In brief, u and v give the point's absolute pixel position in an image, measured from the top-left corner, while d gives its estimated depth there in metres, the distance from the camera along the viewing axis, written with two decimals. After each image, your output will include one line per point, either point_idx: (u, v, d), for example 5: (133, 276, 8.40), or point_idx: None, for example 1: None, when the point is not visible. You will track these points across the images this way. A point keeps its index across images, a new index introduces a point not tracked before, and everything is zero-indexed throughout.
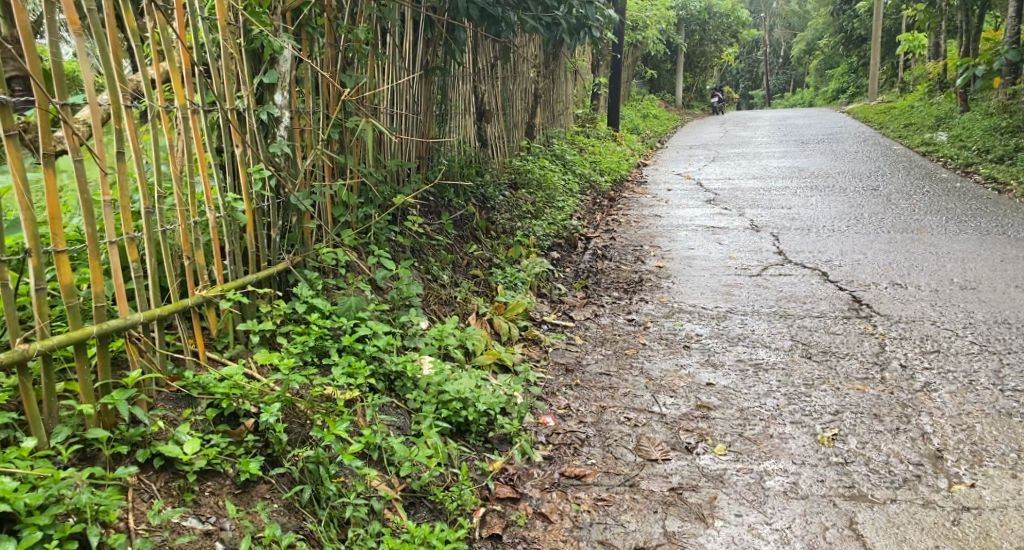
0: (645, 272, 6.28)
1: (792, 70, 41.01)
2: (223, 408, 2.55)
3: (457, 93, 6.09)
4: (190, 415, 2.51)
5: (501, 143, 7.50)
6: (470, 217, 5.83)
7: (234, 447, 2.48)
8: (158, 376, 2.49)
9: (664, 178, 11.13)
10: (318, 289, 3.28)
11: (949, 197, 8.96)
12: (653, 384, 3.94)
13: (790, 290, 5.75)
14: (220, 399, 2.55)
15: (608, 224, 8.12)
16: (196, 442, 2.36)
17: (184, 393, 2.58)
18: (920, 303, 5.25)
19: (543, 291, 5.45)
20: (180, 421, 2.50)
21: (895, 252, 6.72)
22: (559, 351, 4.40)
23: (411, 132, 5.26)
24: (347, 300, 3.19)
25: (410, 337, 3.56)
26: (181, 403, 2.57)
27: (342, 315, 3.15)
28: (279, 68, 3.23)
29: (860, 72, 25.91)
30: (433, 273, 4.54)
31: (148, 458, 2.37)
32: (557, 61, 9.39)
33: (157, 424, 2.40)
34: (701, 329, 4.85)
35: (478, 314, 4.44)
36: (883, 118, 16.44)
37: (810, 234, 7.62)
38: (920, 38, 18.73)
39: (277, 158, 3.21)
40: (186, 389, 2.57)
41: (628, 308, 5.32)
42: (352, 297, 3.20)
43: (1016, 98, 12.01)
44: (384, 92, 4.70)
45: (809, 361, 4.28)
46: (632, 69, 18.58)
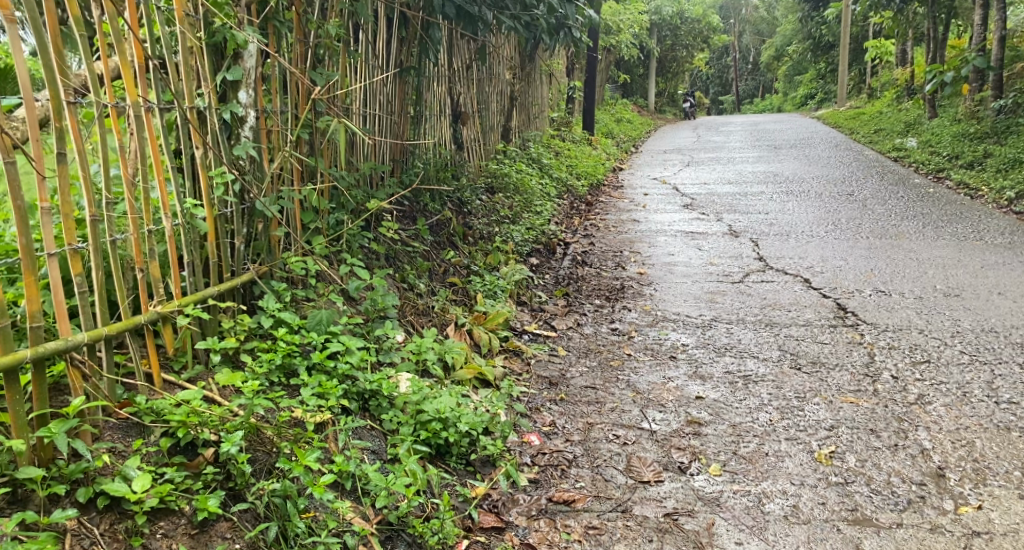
0: (626, 279, 6.11)
1: (761, 76, 41.30)
2: (179, 437, 2.33)
3: (432, 93, 5.90)
4: (140, 446, 2.29)
5: (477, 146, 7.31)
6: (447, 222, 5.63)
7: (191, 481, 2.26)
8: (104, 403, 2.26)
9: (640, 182, 11.00)
10: (285, 301, 3.06)
11: (924, 202, 8.91)
12: (641, 398, 3.76)
13: (775, 297, 5.61)
14: (176, 427, 2.33)
15: (586, 229, 7.96)
16: (146, 479, 2.15)
17: (135, 421, 2.36)
18: (906, 310, 5.13)
19: (523, 299, 5.26)
20: (128, 453, 2.28)
21: (876, 258, 6.62)
22: (542, 363, 4.21)
23: (385, 134, 5.06)
24: (318, 313, 2.98)
25: (386, 351, 3.35)
26: (132, 431, 2.35)
27: (313, 330, 2.94)
28: (242, 64, 2.99)
29: (827, 79, 26.06)
30: (410, 282, 4.34)
31: (90, 498, 2.15)
32: (532, 64, 9.23)
33: (101, 460, 2.18)
34: (688, 338, 4.69)
35: (457, 325, 4.23)
36: (853, 123, 16.49)
37: (789, 239, 7.51)
38: (888, 45, 18.85)
39: (241, 161, 2.99)
40: (138, 416, 2.35)
41: (610, 317, 5.15)
42: (323, 310, 3.00)
43: (984, 104, 12.05)
44: (356, 91, 4.49)
45: (799, 374, 4.09)
46: (605, 74, 18.49)
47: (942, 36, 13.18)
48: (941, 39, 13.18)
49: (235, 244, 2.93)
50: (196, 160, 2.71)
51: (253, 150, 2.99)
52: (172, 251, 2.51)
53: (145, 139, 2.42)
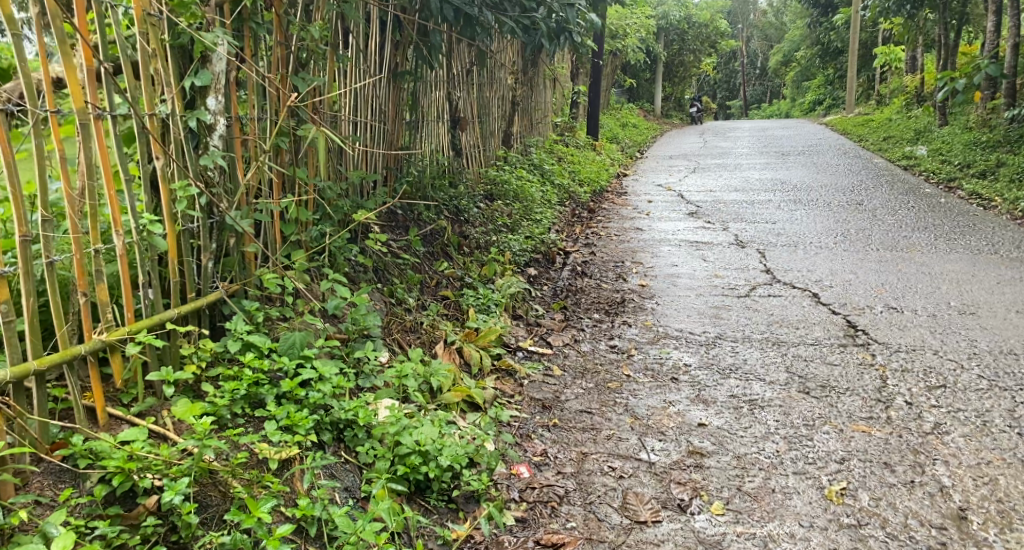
0: (627, 291, 5.89)
1: (769, 82, 41.01)
2: (116, 486, 2.12)
3: (428, 98, 5.69)
4: (70, 497, 2.10)
5: (476, 152, 7.10)
6: (441, 232, 5.42)
7: (126, 536, 2.05)
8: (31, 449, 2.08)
9: (644, 189, 10.77)
10: (257, 322, 2.85)
11: (935, 213, 8.68)
12: (640, 425, 3.55)
13: (782, 313, 5.39)
14: (113, 474, 2.12)
15: (587, 238, 7.74)
16: (69, 538, 1.92)
17: (70, 465, 2.17)
18: (919, 329, 4.90)
19: (518, 312, 5.05)
20: (56, 505, 2.09)
21: (886, 272, 6.40)
22: (535, 384, 3.99)
23: (377, 141, 4.84)
24: (291, 336, 2.77)
25: (366, 376, 3.12)
26: (66, 476, 2.16)
27: (285, 355, 2.73)
28: (211, 68, 2.77)
29: (836, 84, 25.79)
30: (398, 296, 4.12)
31: None
32: (535, 68, 9.01)
33: (18, 517, 1.97)
34: (690, 358, 4.48)
35: (446, 342, 4.01)
36: (862, 130, 16.24)
37: (797, 250, 7.28)
38: (897, 52, 18.60)
39: (210, 172, 2.79)
40: (73, 460, 2.16)
41: (610, 333, 4.92)
42: (296, 332, 2.78)
43: (997, 112, 11.79)
44: (345, 96, 4.27)
45: (808, 398, 3.85)
46: (611, 78, 18.26)
47: (954, 42, 12.92)
48: (953, 46, 12.91)
49: (201, 262, 2.73)
50: (156, 170, 2.53)
51: (223, 161, 2.78)
52: (122, 271, 2.33)
53: (91, 150, 2.24)
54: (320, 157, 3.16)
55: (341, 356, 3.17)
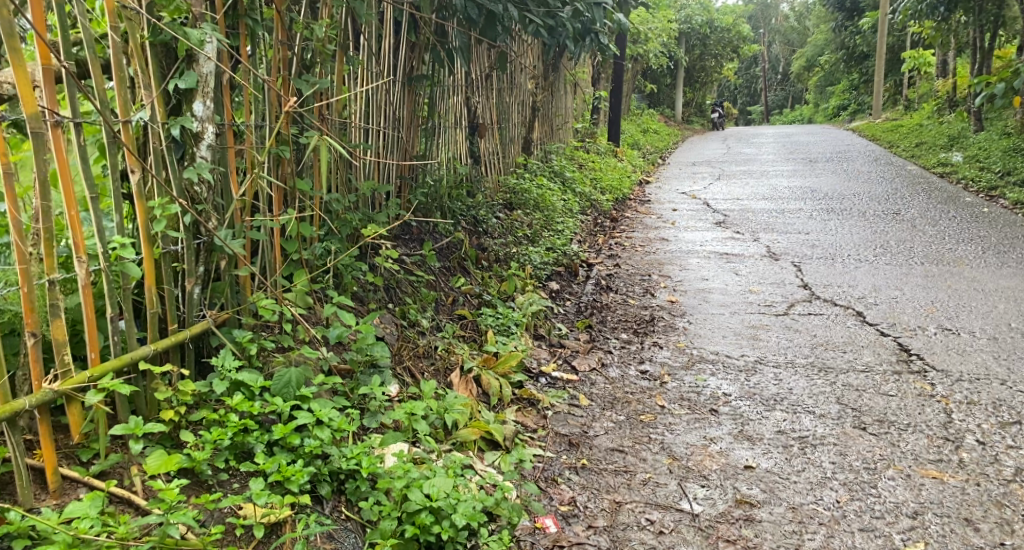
0: (655, 308, 5.52)
1: (791, 87, 40.44)
2: None
3: (446, 103, 5.33)
4: None
5: (495, 160, 6.76)
6: (459, 245, 5.07)
7: None
8: None
9: (668, 196, 10.39)
10: (249, 357, 2.48)
11: (979, 223, 8.27)
12: (678, 466, 3.19)
13: (825, 335, 5.01)
14: None
15: (611, 249, 7.36)
16: None
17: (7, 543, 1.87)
18: (980, 354, 4.61)
19: (540, 332, 4.70)
20: None
21: (935, 288, 6.00)
22: (560, 416, 3.61)
23: (390, 149, 4.50)
24: (286, 373, 2.39)
25: (372, 414, 2.75)
26: None
27: (279, 395, 2.37)
28: (198, 69, 2.36)
29: (861, 89, 25.29)
30: (411, 319, 3.77)
31: None
32: (556, 71, 8.65)
33: None
34: (729, 386, 4.11)
35: (463, 370, 3.64)
36: (892, 135, 15.79)
37: (836, 263, 6.89)
38: (926, 56, 18.15)
39: (196, 188, 2.42)
40: (12, 536, 1.86)
41: (639, 356, 4.55)
42: (292, 368, 2.42)
43: None
44: (356, 101, 3.93)
45: (865, 436, 3.53)
46: (631, 83, 17.84)
47: (990, 45, 12.36)
48: (989, 50, 12.46)
49: (185, 288, 2.36)
50: (131, 186, 2.16)
51: (212, 175, 2.41)
52: (85, 306, 1.99)
53: (47, 160, 1.91)
54: (325, 171, 2.79)
55: (345, 391, 2.80)
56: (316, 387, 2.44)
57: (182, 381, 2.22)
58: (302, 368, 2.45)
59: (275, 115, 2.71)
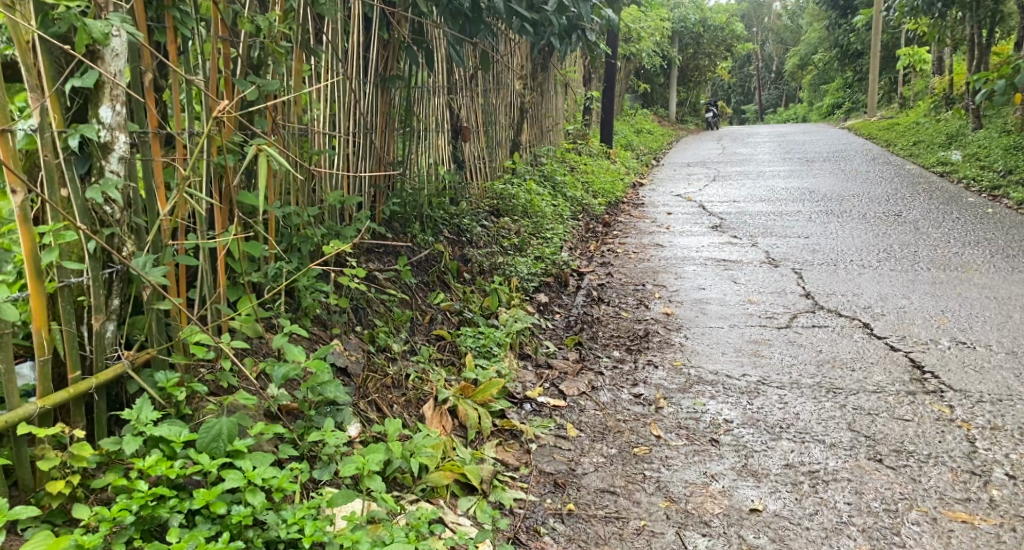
0: (649, 322, 5.17)
1: (785, 86, 40.18)
2: None
3: (424, 105, 4.96)
4: None
5: (481, 164, 6.41)
6: (438, 257, 4.72)
7: None
8: None
9: (663, 199, 10.05)
10: (171, 404, 2.18)
11: (984, 225, 7.95)
12: (676, 510, 2.86)
13: (832, 351, 4.66)
14: None
15: (604, 256, 7.01)
16: None
17: None
18: (999, 372, 4.28)
19: (525, 351, 4.35)
20: None
21: (944, 297, 5.67)
22: (545, 451, 3.26)
23: (361, 159, 4.02)
24: (212, 425, 2.06)
25: (324, 463, 2.38)
26: None
27: (206, 450, 2.03)
28: (104, 67, 2.05)
29: (855, 87, 25.03)
30: (380, 343, 3.41)
31: None
32: (546, 71, 8.30)
33: None
34: (731, 412, 3.76)
35: (437, 401, 3.26)
36: (888, 134, 15.50)
37: (838, 270, 6.54)
38: (921, 53, 17.84)
39: (104, 208, 2.11)
40: None
41: (633, 377, 4.19)
42: (223, 417, 2.08)
43: None
44: (318, 104, 3.49)
45: (883, 471, 3.24)
46: (625, 83, 17.50)
47: (988, 41, 11.97)
48: (987, 46, 12.18)
49: (92, 327, 2.07)
50: (16, 208, 1.89)
51: (123, 194, 2.12)
52: None
53: None
54: (268, 188, 2.41)
55: (292, 438, 2.43)
56: (253, 438, 2.10)
57: (75, 446, 1.96)
58: (236, 416, 2.11)
59: (208, 122, 2.34)
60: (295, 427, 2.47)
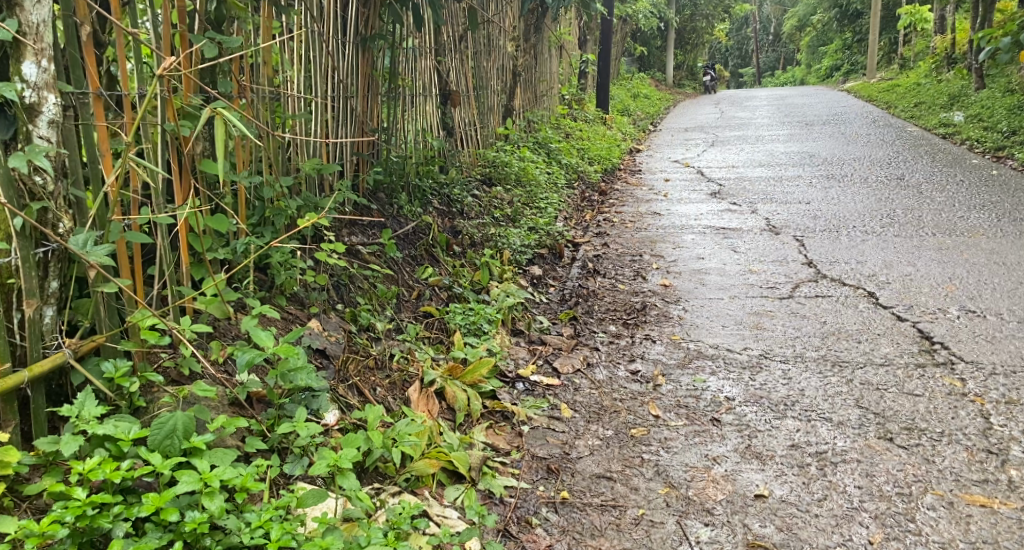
0: (647, 293, 4.99)
1: (783, 49, 39.72)
2: None
3: (410, 68, 4.73)
4: None
5: (472, 130, 6.19)
6: (426, 230, 4.52)
7: None
8: None
9: (660, 165, 9.83)
10: (118, 396, 2.08)
11: (989, 187, 7.75)
12: (677, 498, 2.69)
13: (837, 322, 4.48)
14: None
15: (600, 226, 6.82)
16: None
17: None
18: (1012, 341, 4.12)
19: (518, 328, 4.19)
20: None
21: (952, 263, 5.48)
22: (538, 433, 3.09)
23: (342, 126, 3.81)
24: (165, 421, 1.95)
25: (296, 456, 2.21)
26: None
27: (159, 448, 1.93)
28: (24, 18, 1.94)
29: (853, 49, 24.68)
30: (362, 322, 3.21)
31: None
32: (539, 33, 8.02)
33: None
34: (733, 388, 3.59)
35: (424, 383, 3.07)
36: (886, 96, 15.26)
37: (841, 237, 6.34)
38: (921, 12, 17.51)
39: (34, 179, 1.97)
40: None
41: (630, 352, 4.02)
42: (178, 412, 1.97)
43: None
44: (291, 67, 3.27)
45: (895, 451, 3.07)
46: (621, 46, 17.18)
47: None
48: (990, 4, 11.91)
49: (24, 313, 1.95)
50: None
51: (53, 161, 1.99)
52: None
53: None
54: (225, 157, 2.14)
55: (262, 429, 2.25)
56: (212, 435, 2.00)
57: (1, 451, 1.85)
58: (192, 410, 2.01)
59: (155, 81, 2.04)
60: (264, 418, 2.29)
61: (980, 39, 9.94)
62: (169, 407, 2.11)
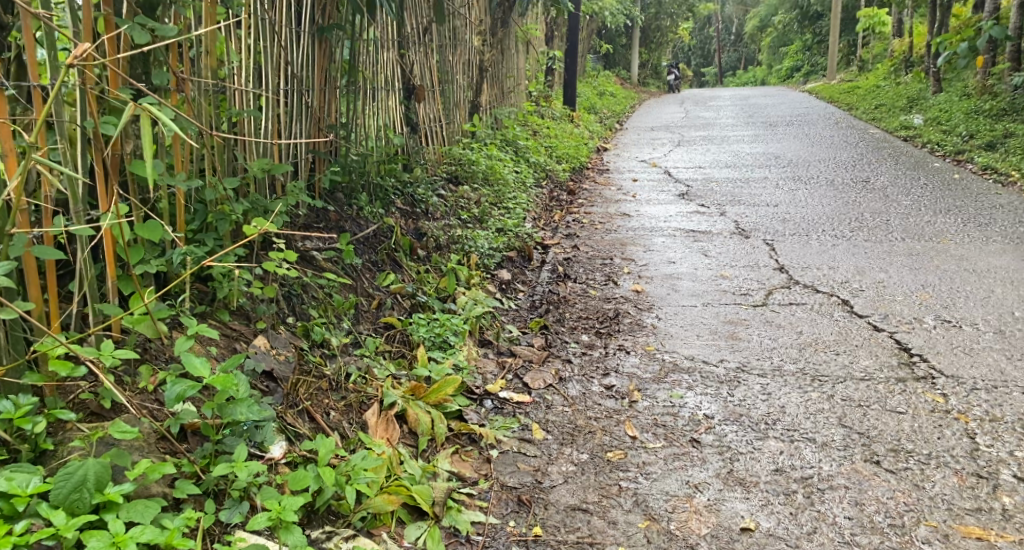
0: (619, 300, 4.81)
1: (745, 49, 39.95)
2: None
3: (371, 61, 4.48)
4: None
5: (437, 127, 5.95)
6: (388, 233, 4.27)
7: None
8: None
9: (628, 165, 9.68)
10: (19, 439, 1.92)
11: (953, 191, 7.70)
12: (657, 532, 2.54)
13: (813, 332, 4.32)
14: None
15: (569, 227, 6.63)
16: None
17: None
18: (990, 354, 3.99)
19: (486, 338, 3.97)
20: None
21: (923, 270, 5.37)
22: (507, 459, 2.87)
23: (296, 123, 3.56)
24: (73, 472, 1.82)
25: (234, 501, 2.04)
26: None
27: (64, 504, 1.80)
28: None
29: (813, 51, 24.85)
30: (315, 338, 2.96)
31: None
32: (506, 28, 7.80)
33: None
34: (712, 404, 3.41)
35: (383, 405, 2.84)
36: (847, 98, 15.31)
37: (811, 241, 6.22)
38: (880, 15, 17.62)
39: None
40: None
41: (604, 364, 3.82)
42: (89, 462, 1.85)
43: (997, 79, 10.92)
44: (238, 58, 3.01)
45: (884, 476, 2.91)
46: (587, 43, 17.02)
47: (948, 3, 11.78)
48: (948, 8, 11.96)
49: None
50: None
51: None
52: None
53: None
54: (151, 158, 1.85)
55: (194, 470, 2.06)
56: (129, 486, 1.87)
57: None
58: (107, 459, 1.88)
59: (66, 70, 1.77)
60: (197, 456, 2.09)
61: (937, 43, 9.98)
62: (80, 452, 1.94)
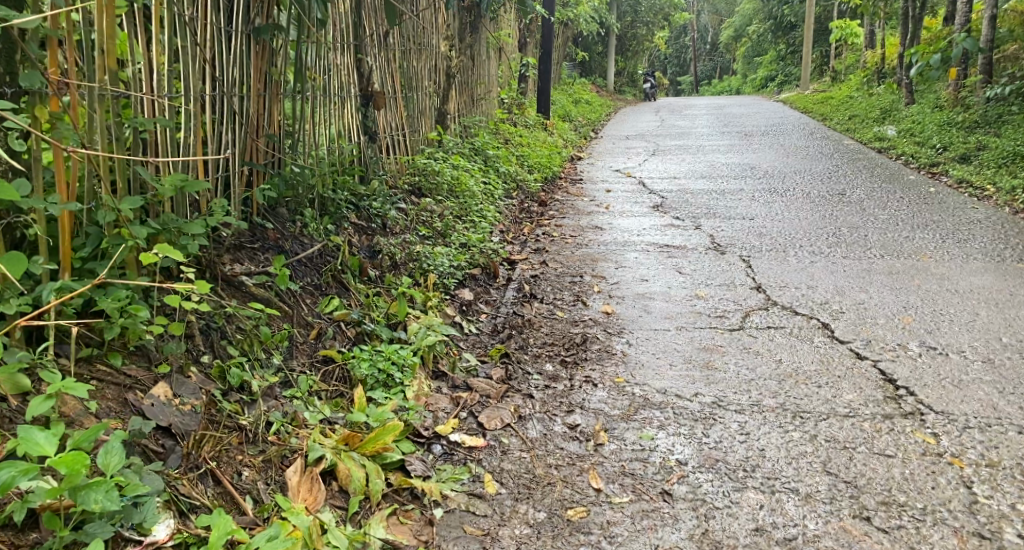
0: (586, 323, 4.47)
1: (720, 58, 39.93)
2: None
3: (319, 65, 4.11)
4: None
5: (399, 135, 5.59)
6: (335, 251, 3.89)
7: None
8: None
9: (602, 174, 9.38)
10: None
11: (930, 205, 7.45)
12: None
13: (795, 361, 3.99)
14: None
15: (538, 241, 6.29)
16: None
17: None
18: (981, 387, 3.69)
19: (440, 369, 3.62)
20: None
21: (903, 290, 5.08)
22: (451, 520, 2.54)
23: (227, 132, 3.19)
24: None
25: None
26: None
27: None
28: None
29: (787, 60, 24.76)
30: (233, 381, 2.59)
31: None
32: (475, 31, 7.44)
33: None
34: (687, 448, 3.07)
35: (309, 460, 2.50)
36: (822, 107, 15.12)
37: (788, 257, 5.92)
38: (852, 26, 17.50)
39: None
40: None
41: (570, 399, 3.47)
42: None
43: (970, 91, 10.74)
44: (145, 56, 2.64)
45: (873, 538, 2.61)
46: (562, 50, 16.69)
47: (918, 14, 11.58)
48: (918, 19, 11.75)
49: None
50: None
51: None
52: None
53: None
54: None
55: None
56: None
57: None
58: None
59: None
60: None
61: (909, 55, 9.78)
62: None
